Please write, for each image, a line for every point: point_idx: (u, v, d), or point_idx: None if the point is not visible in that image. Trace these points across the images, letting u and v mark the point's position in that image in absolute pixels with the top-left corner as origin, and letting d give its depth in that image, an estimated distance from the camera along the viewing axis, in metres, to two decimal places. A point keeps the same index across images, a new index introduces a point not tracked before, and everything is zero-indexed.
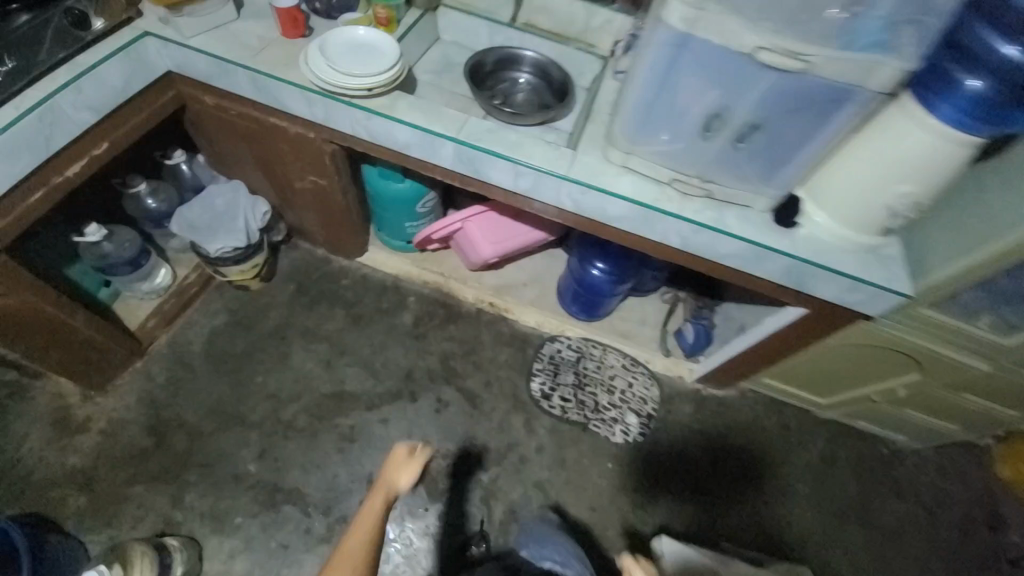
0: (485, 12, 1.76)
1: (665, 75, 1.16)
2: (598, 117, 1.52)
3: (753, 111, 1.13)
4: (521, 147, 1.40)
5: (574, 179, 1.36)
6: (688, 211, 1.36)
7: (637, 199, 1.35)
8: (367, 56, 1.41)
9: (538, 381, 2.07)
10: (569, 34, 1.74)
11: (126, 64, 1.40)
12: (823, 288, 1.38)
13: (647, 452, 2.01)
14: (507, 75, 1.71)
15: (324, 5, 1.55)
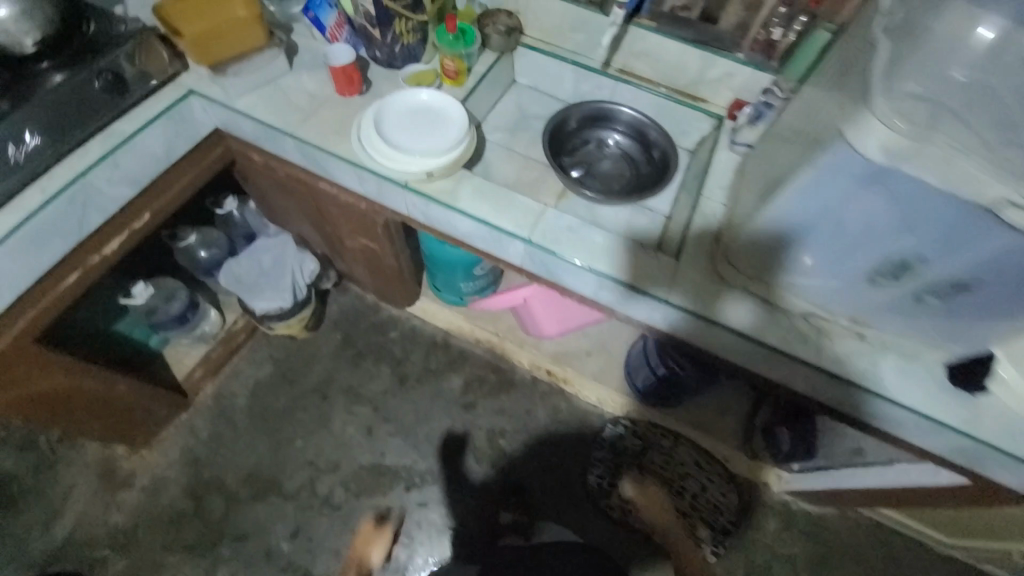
0: (573, 54, 1.45)
1: (829, 205, 0.83)
2: (709, 209, 1.20)
3: (961, 268, 0.79)
4: (609, 253, 1.12)
5: (676, 303, 1.08)
6: (827, 358, 1.03)
7: (758, 336, 1.04)
8: (431, 130, 1.18)
9: (595, 474, 1.84)
10: (676, 85, 1.40)
11: (167, 129, 1.24)
12: (1007, 476, 1.02)
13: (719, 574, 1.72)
14: (596, 136, 1.41)
15: (384, 54, 1.31)
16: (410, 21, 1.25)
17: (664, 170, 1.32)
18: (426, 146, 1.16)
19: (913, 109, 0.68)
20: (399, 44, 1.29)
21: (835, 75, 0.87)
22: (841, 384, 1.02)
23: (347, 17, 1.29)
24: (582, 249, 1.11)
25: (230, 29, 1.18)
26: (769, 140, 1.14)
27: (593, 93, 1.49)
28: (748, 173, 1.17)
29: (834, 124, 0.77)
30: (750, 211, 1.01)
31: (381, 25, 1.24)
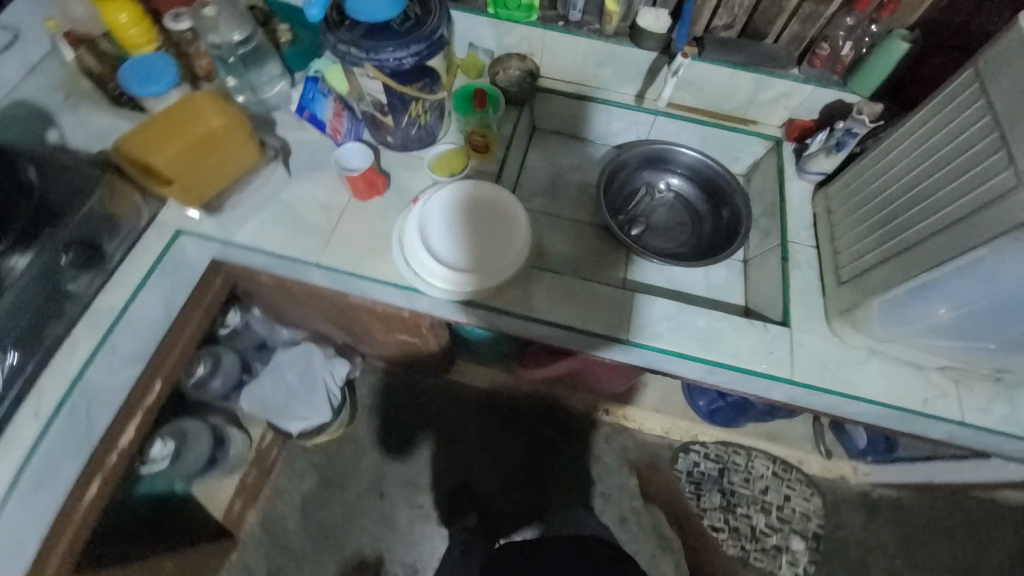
0: (600, 91, 1.28)
1: (997, 280, 0.74)
2: (799, 257, 1.08)
3: None
4: (717, 337, 0.99)
5: (804, 382, 0.96)
6: (972, 411, 0.95)
7: (898, 401, 0.95)
8: (485, 234, 1.03)
9: (681, 510, 1.77)
10: (722, 110, 1.25)
11: (162, 285, 1.03)
12: None
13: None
14: (648, 183, 1.27)
15: (399, 139, 1.11)
16: (426, 103, 1.04)
17: (733, 213, 1.18)
18: (488, 257, 1.00)
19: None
20: (415, 127, 1.09)
21: (974, 125, 0.76)
22: (994, 435, 0.94)
23: (344, 105, 1.11)
24: (686, 340, 0.99)
25: (217, 151, 0.99)
26: (857, 176, 1.03)
27: (627, 130, 1.33)
28: (837, 213, 1.06)
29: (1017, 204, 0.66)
30: (872, 273, 0.91)
31: (393, 112, 1.03)
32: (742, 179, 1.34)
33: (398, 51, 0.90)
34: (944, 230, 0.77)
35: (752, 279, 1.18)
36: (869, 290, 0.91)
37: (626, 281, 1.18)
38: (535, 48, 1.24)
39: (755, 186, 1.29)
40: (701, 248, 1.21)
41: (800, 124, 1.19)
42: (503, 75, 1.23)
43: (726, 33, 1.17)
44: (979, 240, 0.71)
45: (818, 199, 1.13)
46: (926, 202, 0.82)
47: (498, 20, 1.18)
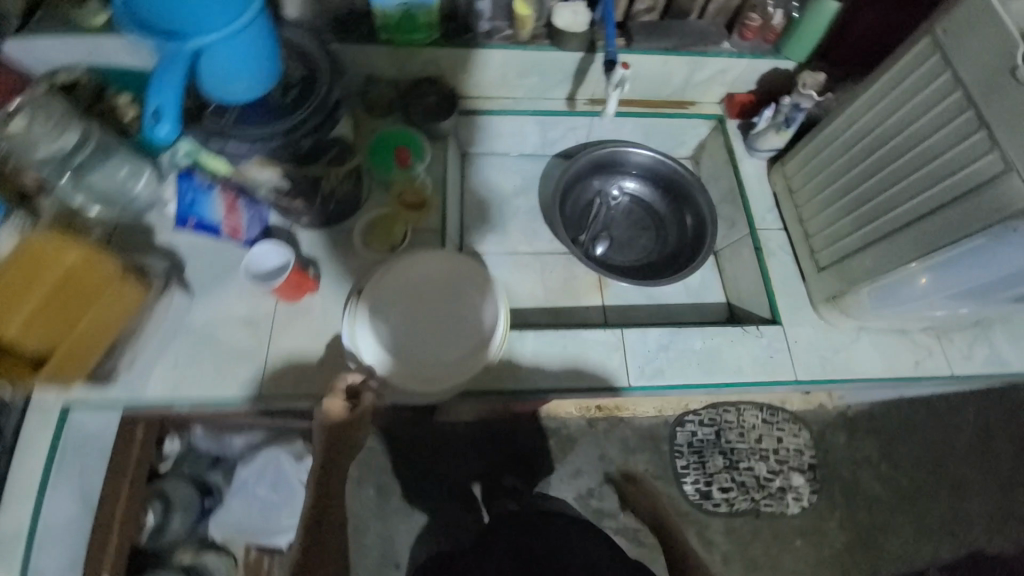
0: (526, 101, 1.14)
1: (988, 256, 0.73)
2: (771, 244, 1.04)
3: None
4: (719, 357, 0.94)
5: (810, 380, 0.94)
6: (957, 362, 0.98)
7: (894, 372, 0.96)
8: (451, 316, 0.89)
9: (689, 482, 1.49)
10: (660, 97, 1.15)
11: (71, 472, 0.82)
12: None
13: (834, 513, 1.50)
14: (602, 190, 1.17)
15: (314, 218, 0.93)
16: (336, 175, 0.90)
17: (696, 213, 1.11)
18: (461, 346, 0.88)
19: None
20: (334, 200, 0.92)
21: (942, 102, 0.73)
22: (976, 379, 0.98)
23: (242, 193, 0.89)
24: (689, 368, 0.93)
25: (103, 304, 0.77)
26: (813, 152, 0.98)
27: (563, 135, 1.21)
28: (800, 192, 1.02)
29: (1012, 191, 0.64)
30: (854, 259, 0.89)
31: (303, 194, 0.89)
32: (690, 163, 1.26)
33: (292, 128, 0.75)
34: (929, 216, 0.75)
35: (727, 271, 1.13)
36: (854, 276, 0.89)
37: (605, 307, 1.10)
38: (444, 68, 1.06)
39: (706, 169, 1.22)
40: (672, 255, 1.12)
41: (740, 100, 1.12)
42: (416, 107, 1.05)
43: (650, 16, 1.06)
44: (971, 227, 0.70)
45: (775, 176, 1.08)
46: (899, 184, 0.80)
47: (398, 48, 1.01)
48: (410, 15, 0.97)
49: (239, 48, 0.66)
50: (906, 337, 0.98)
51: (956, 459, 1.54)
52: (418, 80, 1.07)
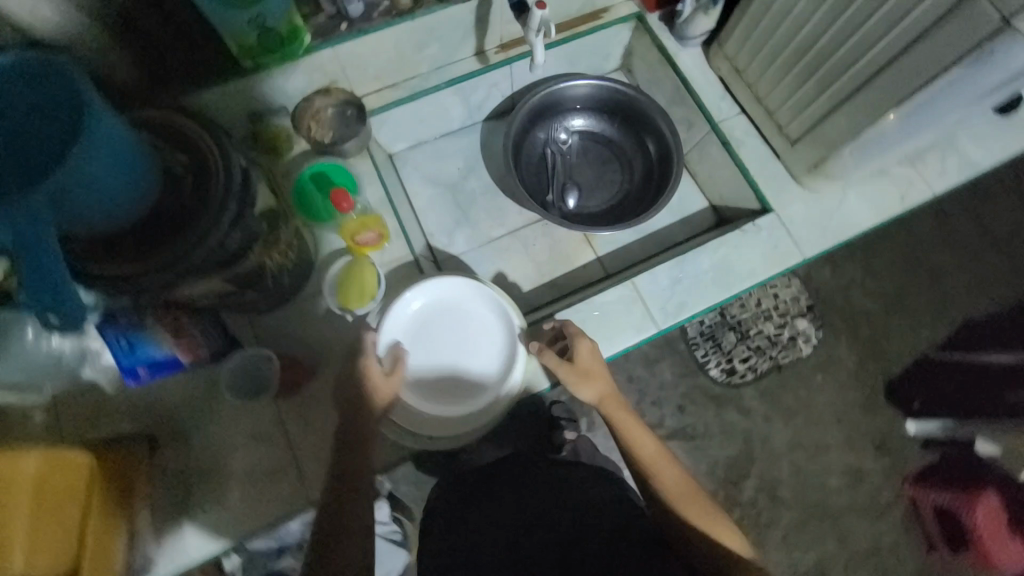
0: (434, 74, 1.01)
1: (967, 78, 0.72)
2: (737, 133, 1.00)
3: None
4: (731, 266, 0.92)
5: (818, 253, 0.94)
6: (936, 182, 1.00)
7: (887, 214, 0.97)
8: (471, 344, 0.86)
9: (713, 367, 1.55)
10: (572, 15, 1.03)
11: None
12: None
13: (843, 338, 1.59)
14: (551, 139, 1.08)
15: (271, 301, 0.81)
16: (277, 253, 0.74)
17: (656, 135, 1.04)
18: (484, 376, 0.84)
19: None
20: (287, 273, 0.80)
21: None
22: (955, 190, 1.01)
23: (186, 313, 0.74)
24: (707, 288, 0.91)
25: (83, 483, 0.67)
26: (751, 23, 0.92)
27: (487, 95, 1.08)
28: (748, 71, 0.97)
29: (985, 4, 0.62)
30: (828, 123, 0.86)
31: (251, 286, 0.74)
32: (622, 74, 1.17)
33: (202, 241, 0.59)
34: (904, 54, 0.72)
35: (701, 174, 1.09)
36: (831, 140, 0.87)
37: (600, 258, 1.05)
38: (333, 72, 0.91)
39: (641, 76, 1.14)
40: (645, 181, 1.07)
41: None
42: (320, 129, 0.93)
43: None
44: (949, 53, 0.68)
45: (717, 61, 1.02)
46: (859, 33, 0.77)
47: (269, 71, 0.85)
48: (268, 31, 0.80)
49: (110, 152, 0.51)
50: (887, 176, 0.99)
51: (931, 254, 1.66)
52: (307, 96, 0.92)
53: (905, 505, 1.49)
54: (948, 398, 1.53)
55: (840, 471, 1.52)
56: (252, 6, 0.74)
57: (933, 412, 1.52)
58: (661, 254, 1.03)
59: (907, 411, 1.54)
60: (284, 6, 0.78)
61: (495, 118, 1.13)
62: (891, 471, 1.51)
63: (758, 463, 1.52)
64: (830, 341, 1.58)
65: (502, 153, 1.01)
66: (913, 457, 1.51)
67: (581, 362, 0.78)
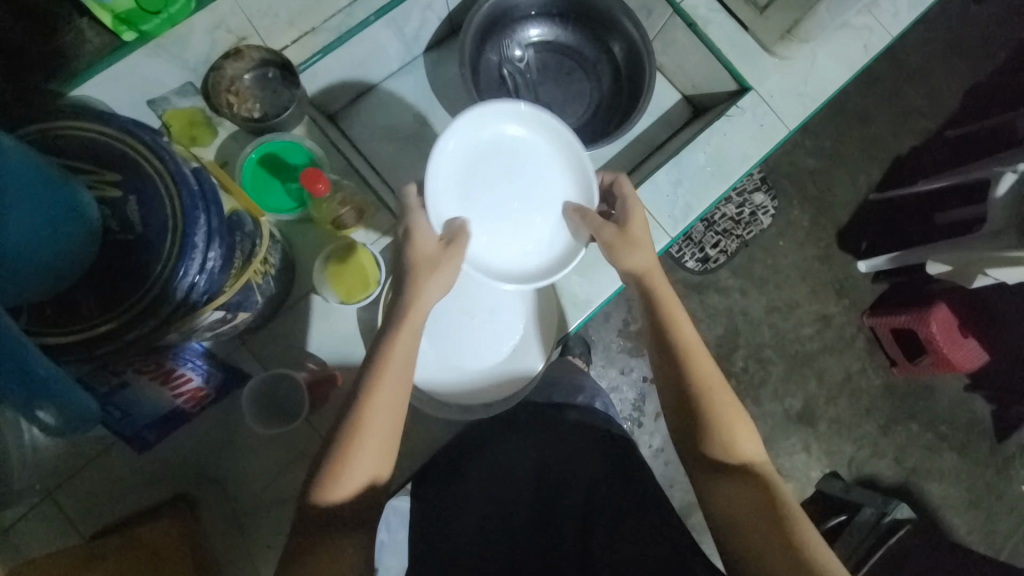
0: (357, 6, 0.85)
1: None
2: (701, 11, 0.94)
3: None
4: (722, 155, 0.90)
5: (800, 123, 0.94)
6: (893, 25, 0.99)
7: (856, 69, 0.97)
8: (529, 205, 0.82)
9: (690, 259, 1.62)
10: None
11: None
12: None
13: (794, 202, 1.70)
14: (502, 57, 0.97)
15: (263, 315, 0.71)
16: (259, 265, 0.63)
17: (623, 37, 0.95)
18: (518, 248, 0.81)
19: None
20: (272, 277, 0.68)
21: None
22: (910, 29, 1.01)
23: (174, 358, 0.63)
24: (704, 183, 0.90)
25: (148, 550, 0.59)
26: None
27: (423, 21, 0.94)
28: None
29: None
30: None
31: (243, 308, 0.64)
32: None
33: (178, 276, 0.49)
34: None
35: (666, 66, 1.04)
36: None
37: None
38: (240, 27, 0.74)
39: None
40: (616, 89, 1.00)
41: None
42: (246, 102, 0.78)
43: None
44: None
45: None
46: None
47: (159, 38, 0.66)
48: None
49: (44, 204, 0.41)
50: (849, 28, 0.97)
51: (861, 104, 1.75)
52: (215, 63, 0.76)
53: (866, 335, 1.69)
54: (887, 235, 1.69)
55: (812, 321, 1.68)
56: None
57: (878, 250, 1.67)
58: (649, 160, 0.99)
59: (857, 253, 1.70)
60: None
61: (437, 46, 0.99)
62: (851, 309, 1.69)
63: (744, 334, 1.65)
64: (787, 208, 1.67)
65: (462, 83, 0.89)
66: (867, 293, 1.70)
67: (631, 230, 0.73)
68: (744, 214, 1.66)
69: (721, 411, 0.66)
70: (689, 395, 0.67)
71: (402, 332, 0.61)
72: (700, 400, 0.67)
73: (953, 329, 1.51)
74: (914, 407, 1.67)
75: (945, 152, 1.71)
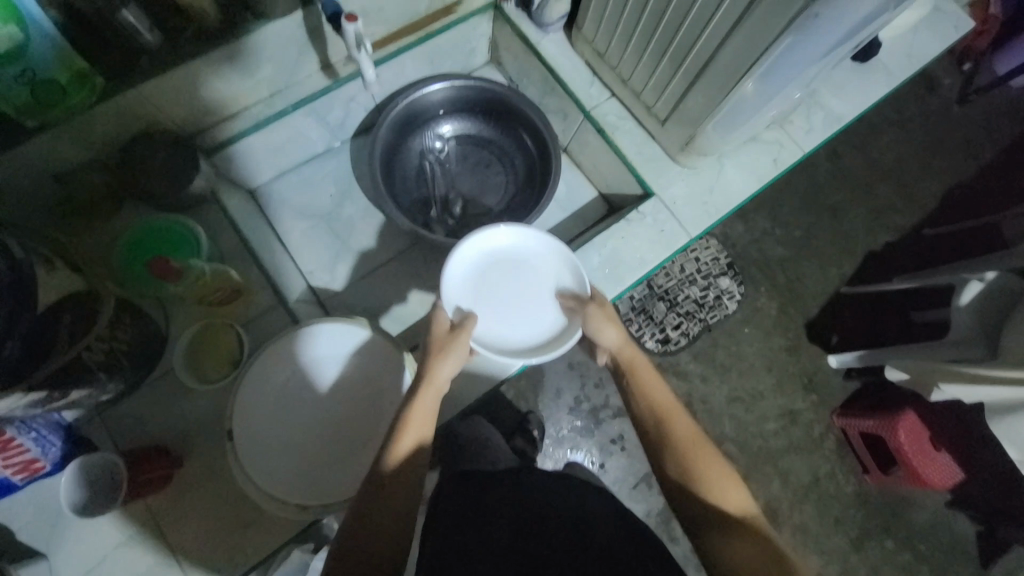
0: (278, 97, 0.92)
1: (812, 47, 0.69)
2: (610, 118, 0.98)
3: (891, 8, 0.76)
4: (619, 258, 0.91)
5: (703, 231, 0.94)
6: (805, 142, 1.01)
7: (763, 181, 0.98)
8: (534, 295, 0.85)
9: (647, 339, 1.52)
10: (420, 15, 0.97)
11: None
12: (924, 48, 1.09)
13: (761, 287, 1.61)
14: (418, 150, 1.03)
15: (110, 389, 0.71)
16: (97, 341, 0.64)
17: (534, 134, 1.00)
18: (517, 332, 0.84)
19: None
20: (124, 354, 0.70)
21: None
22: (823, 147, 1.03)
23: (16, 428, 0.62)
24: (600, 283, 0.90)
25: None
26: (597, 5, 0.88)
27: (349, 110, 1.00)
28: (609, 54, 0.93)
29: None
30: (688, 100, 0.84)
31: (76, 386, 0.64)
32: (493, 67, 1.13)
33: None
34: (734, 34, 0.70)
35: (583, 162, 1.08)
36: (697, 117, 0.84)
37: None
38: (149, 114, 0.80)
39: (511, 65, 1.10)
40: (528, 180, 1.03)
41: None
42: (149, 178, 0.81)
43: None
44: (768, 44, 0.67)
45: (580, 46, 0.98)
46: (685, 7, 0.74)
47: (60, 127, 0.72)
48: (44, 83, 0.66)
49: None
50: (757, 142, 0.99)
51: (833, 193, 1.71)
52: (126, 145, 0.81)
53: (836, 436, 1.54)
54: (860, 331, 1.59)
55: (777, 416, 1.54)
56: (14, 59, 0.61)
57: (849, 346, 1.57)
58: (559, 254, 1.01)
59: (827, 347, 1.58)
60: (57, 54, 0.64)
61: (363, 133, 1.06)
62: (820, 406, 1.55)
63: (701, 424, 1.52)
64: (751, 293, 1.60)
65: (370, 171, 0.95)
66: (838, 390, 1.56)
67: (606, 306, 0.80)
68: (707, 298, 1.55)
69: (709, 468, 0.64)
70: (667, 438, 0.67)
71: (420, 398, 0.66)
72: (684, 443, 0.66)
73: (924, 438, 1.38)
74: (890, 524, 1.48)
75: (919, 249, 1.64)
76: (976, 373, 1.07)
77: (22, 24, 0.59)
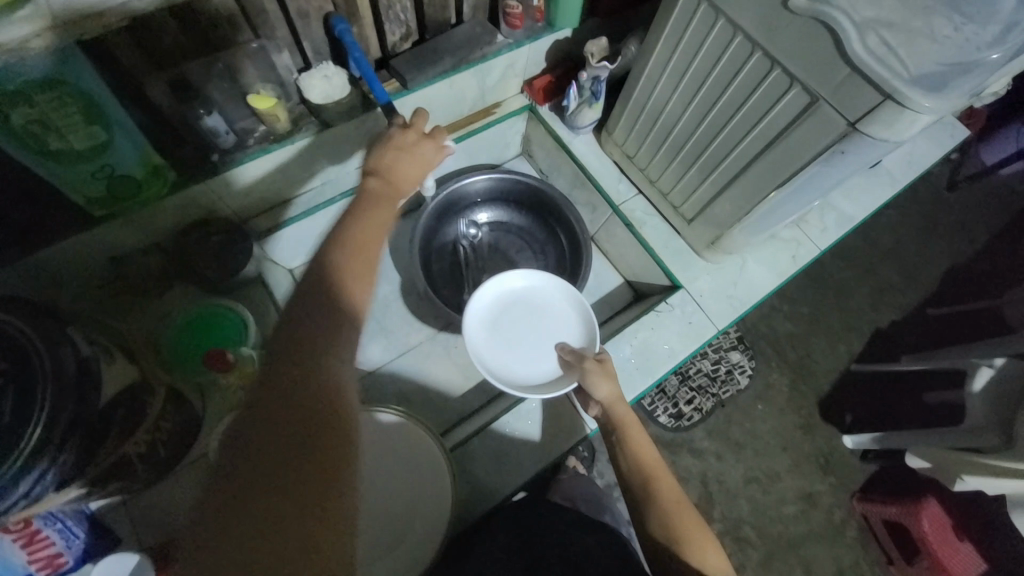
0: (328, 187, 0.98)
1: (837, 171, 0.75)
2: (637, 214, 1.04)
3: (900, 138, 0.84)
4: (649, 350, 0.93)
5: (728, 325, 0.98)
6: (821, 240, 1.07)
7: (781, 276, 1.02)
8: (542, 344, 0.93)
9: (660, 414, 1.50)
10: (463, 114, 1.05)
11: None
12: (925, 155, 1.18)
13: (774, 364, 1.61)
14: (452, 232, 1.08)
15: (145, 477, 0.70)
16: (142, 434, 0.64)
17: (566, 226, 1.05)
18: (522, 371, 0.91)
19: (937, 78, 0.58)
20: (162, 441, 0.69)
21: (728, 49, 0.72)
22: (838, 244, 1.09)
23: (42, 519, 0.61)
24: (632, 375, 0.91)
25: None
26: (630, 115, 0.96)
27: None
28: (638, 156, 1.00)
29: (810, 128, 0.67)
30: (714, 206, 0.90)
31: (115, 476, 0.64)
32: (524, 158, 1.22)
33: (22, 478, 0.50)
34: (761, 156, 0.76)
35: (610, 250, 1.13)
36: (722, 221, 0.90)
37: None
38: (209, 203, 0.84)
39: (541, 156, 1.17)
40: (557, 267, 1.08)
41: (540, 84, 1.04)
42: (201, 262, 0.84)
43: (409, 42, 0.91)
44: (799, 166, 0.72)
45: (609, 146, 1.06)
46: (715, 125, 0.81)
47: (127, 216, 0.76)
48: (121, 177, 0.72)
49: None
50: (775, 239, 1.05)
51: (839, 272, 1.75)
52: (183, 229, 0.85)
53: (857, 522, 1.48)
54: (874, 411, 1.57)
55: (795, 498, 1.49)
56: (97, 158, 0.66)
57: (864, 427, 1.55)
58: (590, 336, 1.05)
59: (842, 426, 1.56)
60: (137, 152, 0.70)
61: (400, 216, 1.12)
62: (838, 489, 1.51)
63: (717, 505, 1.46)
64: (763, 369, 1.60)
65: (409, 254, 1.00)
66: (855, 473, 1.53)
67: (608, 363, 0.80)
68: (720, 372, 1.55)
69: (696, 537, 0.64)
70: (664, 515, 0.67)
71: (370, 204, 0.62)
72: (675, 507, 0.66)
73: (948, 529, 1.31)
74: None
75: (925, 330, 1.66)
76: (996, 465, 1.05)
77: (111, 129, 0.65)
